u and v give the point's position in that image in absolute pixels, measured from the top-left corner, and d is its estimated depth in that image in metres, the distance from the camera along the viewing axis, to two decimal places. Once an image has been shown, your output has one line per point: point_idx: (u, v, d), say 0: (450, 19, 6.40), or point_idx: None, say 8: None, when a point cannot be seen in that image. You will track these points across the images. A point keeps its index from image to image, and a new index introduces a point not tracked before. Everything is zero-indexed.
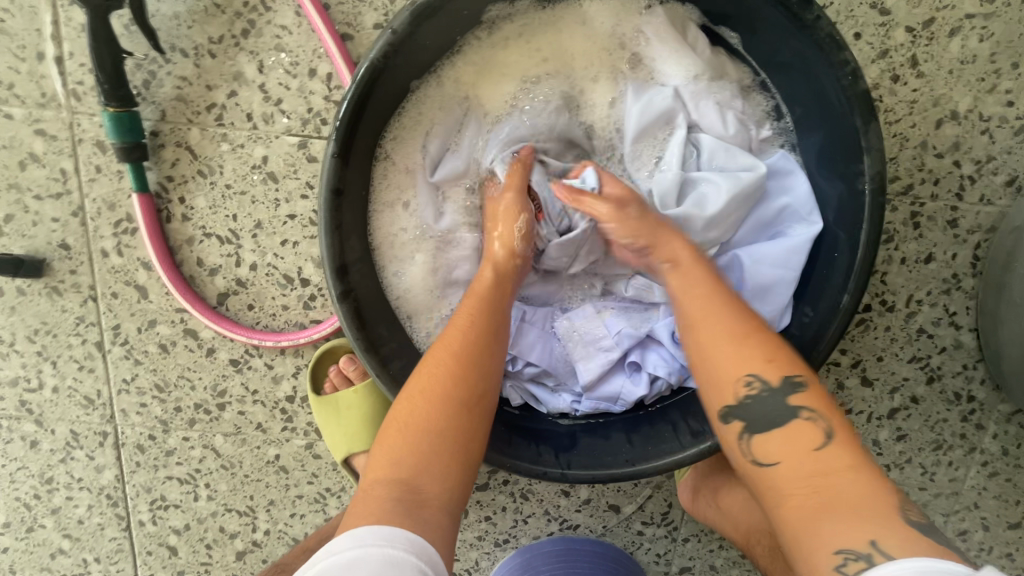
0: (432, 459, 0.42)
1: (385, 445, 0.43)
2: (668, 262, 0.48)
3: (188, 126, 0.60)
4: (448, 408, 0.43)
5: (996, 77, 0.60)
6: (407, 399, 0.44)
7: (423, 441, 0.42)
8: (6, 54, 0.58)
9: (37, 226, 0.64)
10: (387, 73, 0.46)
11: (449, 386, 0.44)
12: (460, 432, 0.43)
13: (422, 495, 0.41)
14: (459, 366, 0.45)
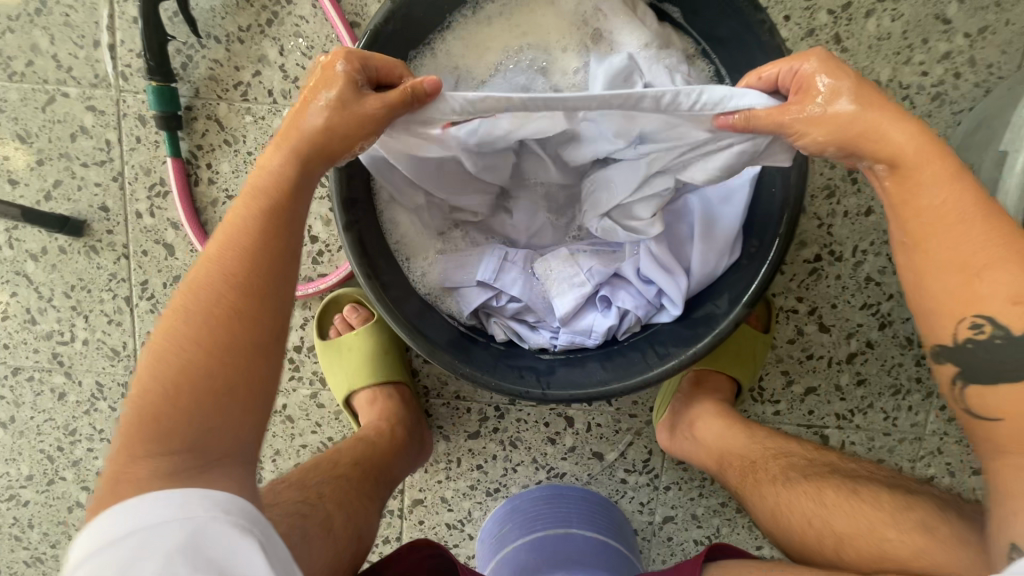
0: (210, 409, 0.41)
1: (148, 406, 0.41)
2: (884, 164, 0.43)
3: (218, 101, 0.71)
4: (227, 351, 0.42)
5: (909, 51, 0.70)
6: (168, 344, 0.42)
7: (200, 388, 0.41)
8: (68, 43, 0.69)
9: (81, 191, 0.73)
10: (386, 39, 0.57)
11: (215, 324, 0.43)
12: (245, 369, 0.43)
13: (213, 446, 0.42)
14: (233, 303, 0.43)
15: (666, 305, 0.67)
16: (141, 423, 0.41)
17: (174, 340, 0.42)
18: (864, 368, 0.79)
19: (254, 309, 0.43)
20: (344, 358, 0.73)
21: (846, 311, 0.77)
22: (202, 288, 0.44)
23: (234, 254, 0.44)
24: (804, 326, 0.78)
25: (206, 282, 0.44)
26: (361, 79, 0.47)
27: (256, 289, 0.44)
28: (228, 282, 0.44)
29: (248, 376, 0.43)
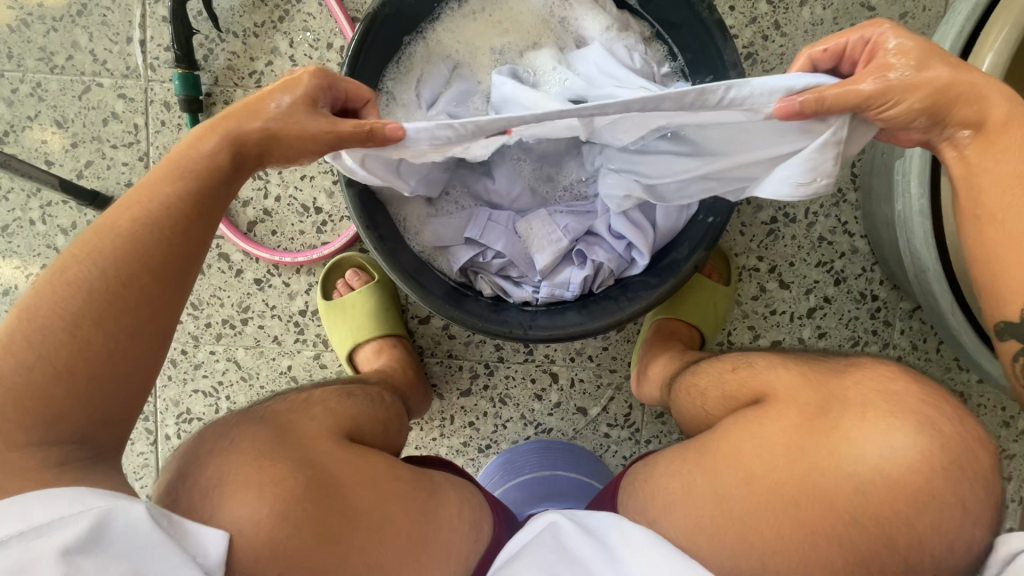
0: (85, 392, 0.42)
1: (8, 388, 0.41)
2: (970, 129, 0.47)
3: (234, 88, 0.80)
4: (131, 325, 0.44)
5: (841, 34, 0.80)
6: (33, 322, 0.42)
7: (104, 360, 0.43)
8: (104, 39, 0.79)
9: (110, 170, 0.81)
10: (385, 23, 0.67)
11: (93, 306, 0.43)
12: (129, 355, 0.44)
13: (109, 414, 0.44)
14: (145, 282, 0.45)
15: (636, 258, 0.74)
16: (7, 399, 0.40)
17: (45, 314, 0.42)
18: (824, 321, 0.86)
19: (149, 293, 0.45)
20: (347, 316, 0.79)
21: (803, 269, 0.85)
22: (80, 268, 0.44)
23: (127, 235, 0.45)
24: (766, 283, 0.86)
25: (90, 262, 0.44)
26: (323, 99, 0.51)
27: (146, 274, 0.45)
28: (114, 264, 0.44)
29: (137, 360, 0.44)
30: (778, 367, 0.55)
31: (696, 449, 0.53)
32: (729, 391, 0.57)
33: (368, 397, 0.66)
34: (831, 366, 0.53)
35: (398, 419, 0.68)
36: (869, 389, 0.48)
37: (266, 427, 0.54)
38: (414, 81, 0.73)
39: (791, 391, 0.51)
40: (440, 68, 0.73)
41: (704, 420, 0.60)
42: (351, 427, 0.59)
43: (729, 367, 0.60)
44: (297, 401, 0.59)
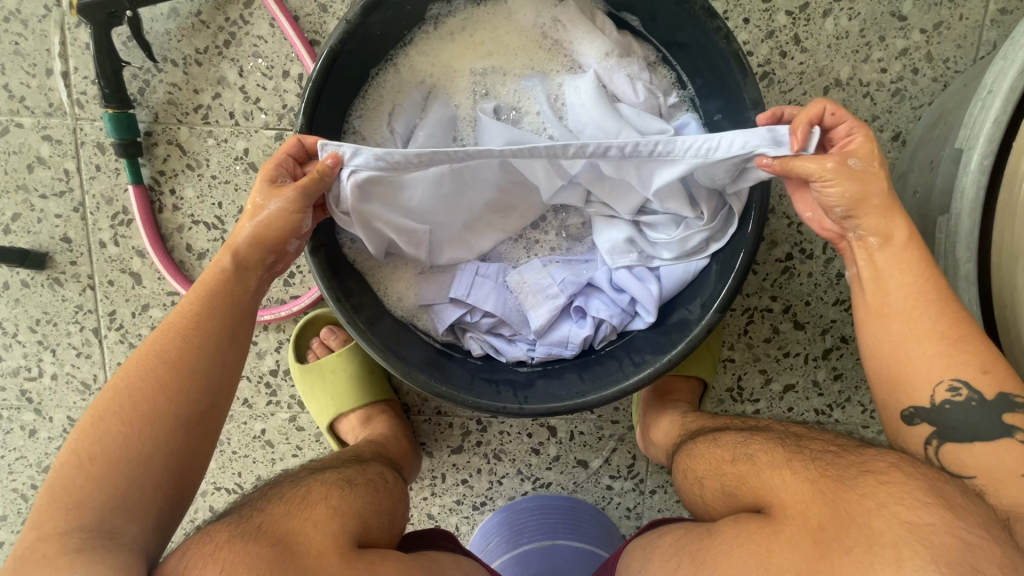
0: (118, 492, 0.41)
1: (50, 492, 0.40)
2: (878, 237, 0.47)
3: (178, 125, 0.69)
4: (158, 430, 0.43)
5: (867, 48, 0.71)
6: (84, 427, 0.43)
7: (123, 470, 0.42)
8: (19, 72, 0.68)
9: (41, 223, 0.71)
10: (345, 56, 0.55)
11: (121, 411, 0.43)
12: (166, 449, 0.43)
13: (121, 530, 0.40)
14: (172, 385, 0.45)
15: (640, 313, 0.67)
16: (48, 507, 0.40)
17: (94, 419, 0.43)
18: (840, 362, 0.80)
19: (189, 387, 0.45)
20: (326, 382, 0.72)
21: (819, 307, 0.78)
22: (124, 374, 0.45)
23: (170, 332, 0.46)
24: (779, 324, 0.79)
25: (140, 362, 0.45)
26: (286, 177, 0.52)
27: (185, 367, 0.46)
28: (160, 362, 0.45)
29: (176, 455, 0.44)
30: (780, 467, 0.45)
31: (686, 565, 0.45)
32: (728, 487, 0.48)
33: (371, 484, 0.54)
34: (842, 467, 0.43)
35: (402, 500, 0.57)
36: (893, 519, 0.38)
37: (259, 547, 0.42)
38: (382, 119, 0.62)
39: (797, 508, 0.42)
40: (415, 101, 0.63)
41: (701, 509, 0.52)
42: (363, 525, 0.48)
43: (727, 455, 0.50)
44: (293, 499, 0.48)
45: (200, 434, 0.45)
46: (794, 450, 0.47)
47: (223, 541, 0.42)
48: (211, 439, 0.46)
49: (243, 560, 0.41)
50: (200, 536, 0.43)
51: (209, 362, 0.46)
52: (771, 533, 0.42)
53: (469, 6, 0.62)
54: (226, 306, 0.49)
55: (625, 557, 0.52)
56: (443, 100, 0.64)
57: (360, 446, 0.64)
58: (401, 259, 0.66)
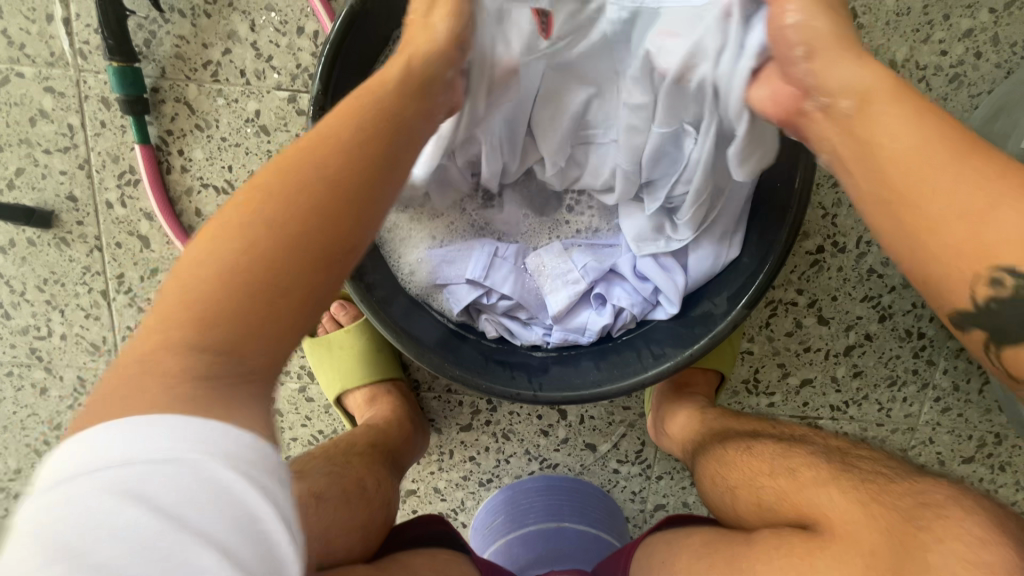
0: (257, 383, 0.33)
1: (119, 382, 0.32)
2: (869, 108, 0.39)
3: (186, 82, 0.66)
4: (210, 348, 0.33)
5: (929, 28, 0.66)
6: (162, 304, 0.34)
7: (155, 391, 0.31)
8: (19, 17, 0.64)
9: (46, 179, 0.69)
10: (368, 18, 0.51)
11: (172, 310, 0.33)
12: (324, 279, 0.36)
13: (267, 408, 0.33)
14: (235, 291, 0.34)
15: (662, 302, 0.64)
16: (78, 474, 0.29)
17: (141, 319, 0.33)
18: (861, 359, 0.78)
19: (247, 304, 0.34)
20: (334, 357, 0.72)
21: (846, 304, 0.76)
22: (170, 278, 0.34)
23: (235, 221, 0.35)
24: (803, 318, 0.76)
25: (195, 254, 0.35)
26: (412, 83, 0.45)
27: (321, 241, 0.36)
28: (269, 238, 0.35)
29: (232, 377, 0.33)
30: (828, 485, 0.45)
31: (720, 566, 0.45)
32: (766, 502, 0.48)
33: (363, 493, 0.54)
34: (896, 496, 0.42)
35: (382, 508, 0.55)
36: (953, 556, 0.36)
37: None
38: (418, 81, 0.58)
39: (848, 529, 0.41)
40: None
41: (730, 519, 0.51)
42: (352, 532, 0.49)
43: (766, 467, 0.50)
44: None
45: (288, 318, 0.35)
46: (841, 466, 0.46)
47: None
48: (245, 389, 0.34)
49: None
50: None
51: (326, 242, 0.36)
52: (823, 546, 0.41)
53: None
54: (333, 144, 0.38)
55: (641, 554, 0.52)
56: None
57: (357, 433, 0.64)
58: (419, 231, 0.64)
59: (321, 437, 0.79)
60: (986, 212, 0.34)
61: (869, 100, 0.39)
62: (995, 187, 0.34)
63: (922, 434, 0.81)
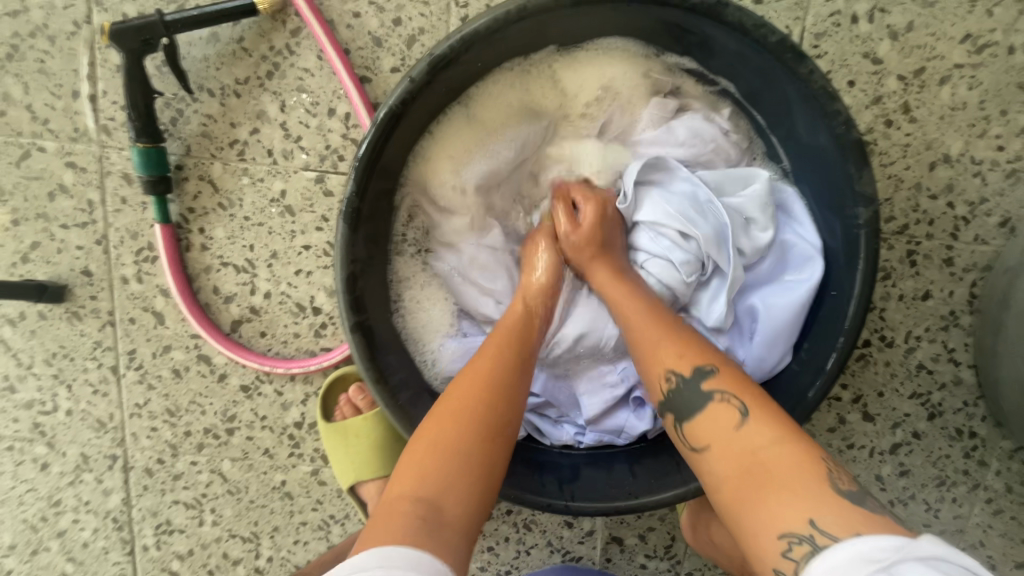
0: (432, 526, 0.40)
1: (384, 512, 0.41)
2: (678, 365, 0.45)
3: (211, 160, 0.64)
4: (468, 449, 0.44)
5: (985, 123, 0.63)
6: (403, 463, 0.44)
7: (423, 498, 0.42)
8: (43, 92, 0.62)
9: (61, 253, 0.66)
10: (406, 116, 0.49)
11: (456, 433, 0.45)
12: (477, 461, 0.44)
13: (445, 515, 0.41)
14: (468, 412, 0.46)
15: None
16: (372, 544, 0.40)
17: (435, 436, 0.45)
18: (908, 458, 0.74)
19: (476, 422, 0.45)
20: (349, 445, 0.67)
21: (893, 400, 0.71)
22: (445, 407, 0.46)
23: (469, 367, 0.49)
24: (846, 414, 0.72)
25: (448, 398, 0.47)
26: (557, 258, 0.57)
27: (501, 411, 0.46)
28: (455, 406, 0.46)
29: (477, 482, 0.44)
30: None
31: None
32: None
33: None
34: None
35: None
36: None
37: None
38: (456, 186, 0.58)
39: None
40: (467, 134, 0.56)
41: None
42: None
43: None
44: None
45: (479, 497, 0.43)
46: None
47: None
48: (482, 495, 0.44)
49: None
50: None
51: (484, 440, 0.45)
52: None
53: (547, 57, 0.54)
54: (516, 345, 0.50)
55: None
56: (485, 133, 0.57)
57: None
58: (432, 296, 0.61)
59: (332, 522, 0.75)
60: (683, 353, 0.46)
61: (602, 292, 0.53)
62: (716, 358, 0.46)
63: (972, 536, 0.77)
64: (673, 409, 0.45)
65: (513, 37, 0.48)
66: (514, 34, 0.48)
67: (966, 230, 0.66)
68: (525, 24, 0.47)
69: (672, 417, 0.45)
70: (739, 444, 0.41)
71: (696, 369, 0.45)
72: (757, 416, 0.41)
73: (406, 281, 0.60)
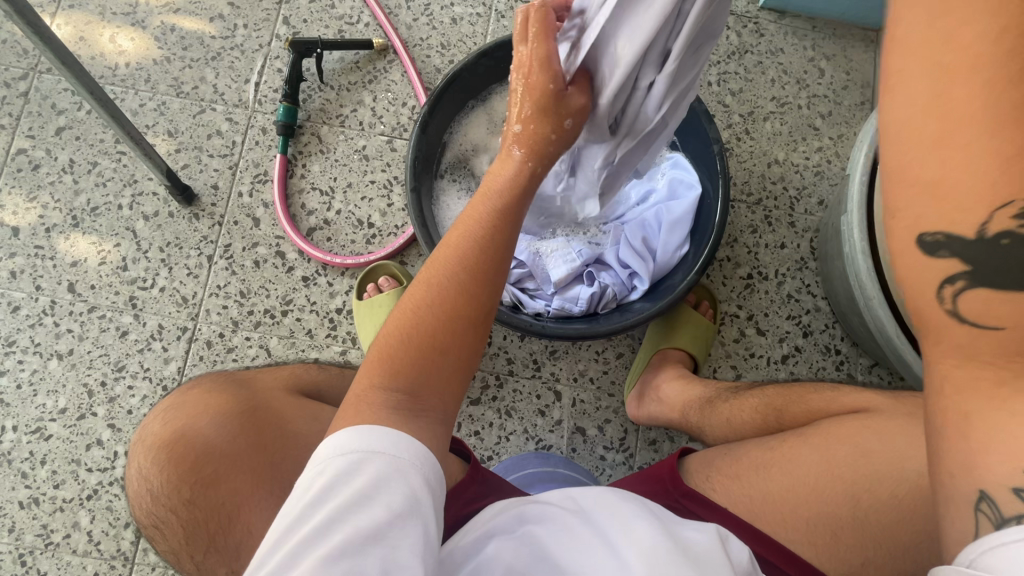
0: (408, 407, 0.48)
1: (362, 391, 0.49)
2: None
3: (322, 125, 1.00)
4: (448, 334, 0.51)
5: (795, 143, 1.05)
6: (368, 360, 0.51)
7: (404, 376, 0.50)
8: (227, 78, 1.00)
9: (202, 173, 0.97)
10: (459, 83, 0.87)
11: (438, 319, 0.51)
12: (458, 344, 0.52)
13: (420, 400, 0.49)
14: (445, 306, 0.52)
15: (636, 285, 0.89)
16: (358, 406, 0.48)
17: (414, 323, 0.52)
18: (796, 367, 0.98)
19: (455, 319, 0.52)
20: (372, 313, 0.89)
21: (775, 320, 1.00)
22: (423, 301, 0.52)
23: (444, 261, 0.55)
24: (745, 329, 0.99)
25: (421, 293, 0.53)
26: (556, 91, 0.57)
27: (473, 306, 0.53)
28: (433, 297, 0.53)
29: (456, 363, 0.52)
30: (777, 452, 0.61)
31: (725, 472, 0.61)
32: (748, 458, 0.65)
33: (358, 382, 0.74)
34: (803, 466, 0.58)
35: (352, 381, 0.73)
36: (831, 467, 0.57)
37: (254, 381, 0.65)
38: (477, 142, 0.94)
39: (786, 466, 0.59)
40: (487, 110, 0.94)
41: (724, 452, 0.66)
42: (307, 388, 0.67)
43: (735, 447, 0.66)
44: (269, 368, 0.69)
45: (454, 379, 0.52)
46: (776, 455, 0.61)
47: (203, 387, 0.61)
48: (457, 372, 0.52)
49: (198, 435, 0.56)
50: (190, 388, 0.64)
51: (469, 328, 0.52)
52: (760, 467, 0.60)
53: None
54: (459, 247, 0.56)
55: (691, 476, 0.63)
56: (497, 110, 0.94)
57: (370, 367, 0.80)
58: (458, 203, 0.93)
59: None
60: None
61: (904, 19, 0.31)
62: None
63: None
64: (961, 251, 0.31)
65: None
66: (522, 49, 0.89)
67: (798, 205, 1.03)
68: None
69: (958, 263, 0.31)
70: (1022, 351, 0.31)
71: None
72: None
73: (444, 193, 0.93)
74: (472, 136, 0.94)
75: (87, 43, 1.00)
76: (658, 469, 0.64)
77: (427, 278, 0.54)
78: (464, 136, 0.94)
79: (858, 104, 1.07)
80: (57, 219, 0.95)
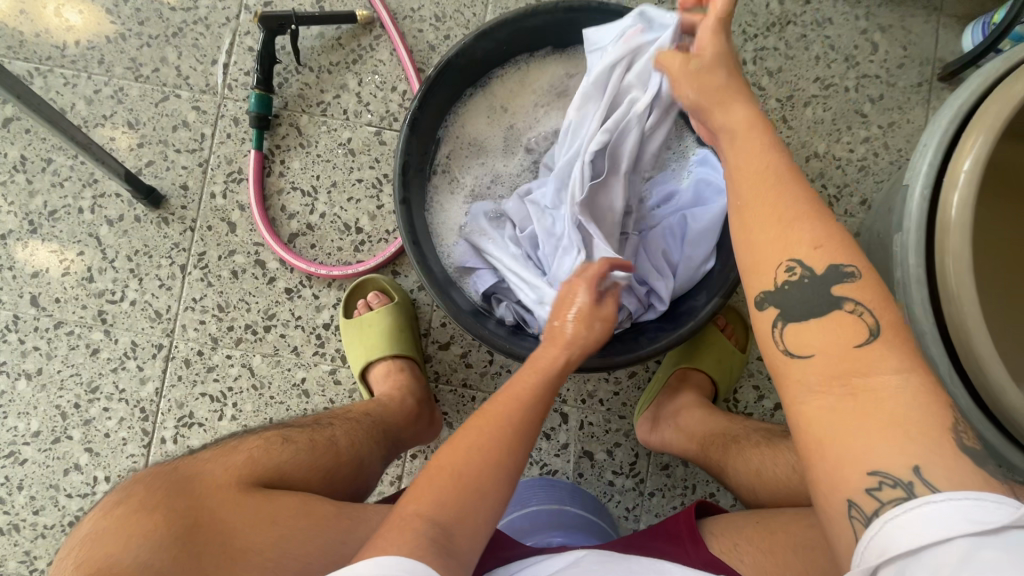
0: (445, 544, 0.44)
1: (406, 513, 0.45)
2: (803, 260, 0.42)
3: (301, 114, 0.88)
4: (496, 472, 0.49)
5: (839, 133, 0.93)
6: (415, 485, 0.48)
7: (449, 507, 0.46)
8: (191, 59, 0.87)
9: (168, 171, 0.86)
10: (454, 69, 0.75)
11: (493, 458, 0.50)
12: (500, 486, 0.49)
13: (455, 541, 0.45)
14: (504, 444, 0.51)
15: (654, 304, 0.79)
16: (398, 532, 0.44)
17: (469, 452, 0.50)
18: None
19: (507, 457, 0.50)
20: (362, 333, 0.81)
21: None
22: (484, 433, 0.51)
23: (510, 398, 0.55)
24: None
25: (480, 424, 0.52)
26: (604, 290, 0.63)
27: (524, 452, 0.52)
28: (494, 432, 0.51)
29: (492, 506, 0.48)
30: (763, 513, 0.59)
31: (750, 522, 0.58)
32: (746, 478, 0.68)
33: (331, 446, 0.64)
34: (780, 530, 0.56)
35: (327, 452, 0.62)
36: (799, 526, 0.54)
37: (198, 477, 0.55)
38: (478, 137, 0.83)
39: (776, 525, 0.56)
40: (489, 100, 0.82)
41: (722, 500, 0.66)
42: (267, 473, 0.57)
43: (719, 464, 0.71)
44: (223, 448, 0.59)
45: (484, 524, 0.48)
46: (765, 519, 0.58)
47: (131, 500, 0.53)
48: (489, 517, 0.48)
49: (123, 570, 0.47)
50: (127, 486, 0.55)
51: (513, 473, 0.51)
52: (800, 547, 0.52)
53: (549, 54, 0.82)
54: (531, 389, 0.56)
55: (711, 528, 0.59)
56: (500, 100, 0.82)
57: (361, 405, 0.74)
58: (456, 207, 0.82)
59: None
60: (817, 248, 0.42)
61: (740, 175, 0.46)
62: (859, 258, 0.41)
63: None
64: (776, 303, 0.42)
65: (524, 31, 0.76)
66: (528, 27, 0.76)
67: (838, 206, 0.92)
68: (532, 23, 0.75)
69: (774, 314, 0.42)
70: (849, 355, 0.38)
71: (830, 266, 0.41)
72: (888, 338, 0.38)
73: (439, 196, 0.82)
74: (470, 129, 0.83)
75: (30, 16, 0.87)
76: (674, 525, 0.61)
77: (491, 410, 0.54)
78: (461, 129, 0.82)
79: (914, 85, 0.93)
80: (13, 224, 0.86)
